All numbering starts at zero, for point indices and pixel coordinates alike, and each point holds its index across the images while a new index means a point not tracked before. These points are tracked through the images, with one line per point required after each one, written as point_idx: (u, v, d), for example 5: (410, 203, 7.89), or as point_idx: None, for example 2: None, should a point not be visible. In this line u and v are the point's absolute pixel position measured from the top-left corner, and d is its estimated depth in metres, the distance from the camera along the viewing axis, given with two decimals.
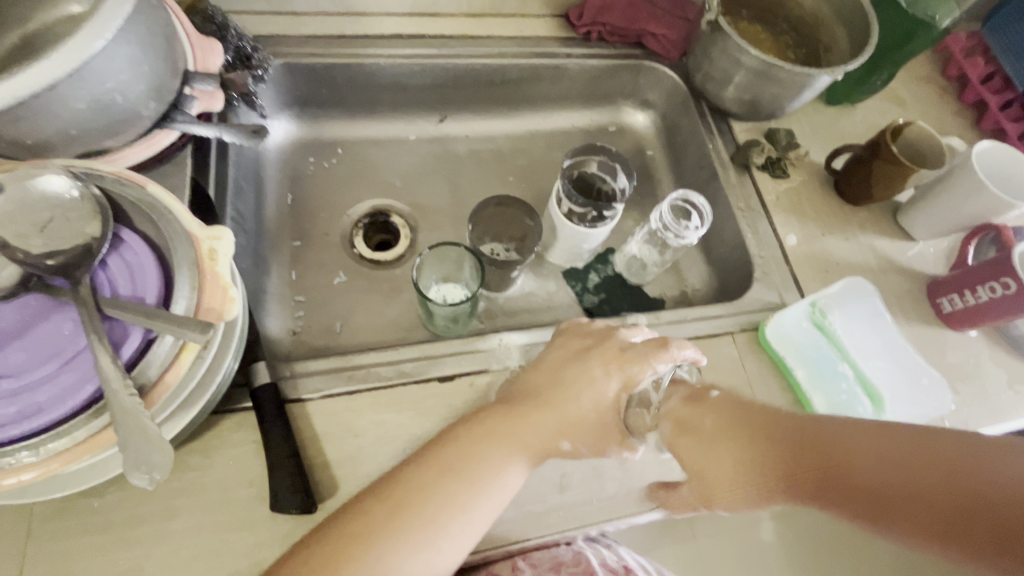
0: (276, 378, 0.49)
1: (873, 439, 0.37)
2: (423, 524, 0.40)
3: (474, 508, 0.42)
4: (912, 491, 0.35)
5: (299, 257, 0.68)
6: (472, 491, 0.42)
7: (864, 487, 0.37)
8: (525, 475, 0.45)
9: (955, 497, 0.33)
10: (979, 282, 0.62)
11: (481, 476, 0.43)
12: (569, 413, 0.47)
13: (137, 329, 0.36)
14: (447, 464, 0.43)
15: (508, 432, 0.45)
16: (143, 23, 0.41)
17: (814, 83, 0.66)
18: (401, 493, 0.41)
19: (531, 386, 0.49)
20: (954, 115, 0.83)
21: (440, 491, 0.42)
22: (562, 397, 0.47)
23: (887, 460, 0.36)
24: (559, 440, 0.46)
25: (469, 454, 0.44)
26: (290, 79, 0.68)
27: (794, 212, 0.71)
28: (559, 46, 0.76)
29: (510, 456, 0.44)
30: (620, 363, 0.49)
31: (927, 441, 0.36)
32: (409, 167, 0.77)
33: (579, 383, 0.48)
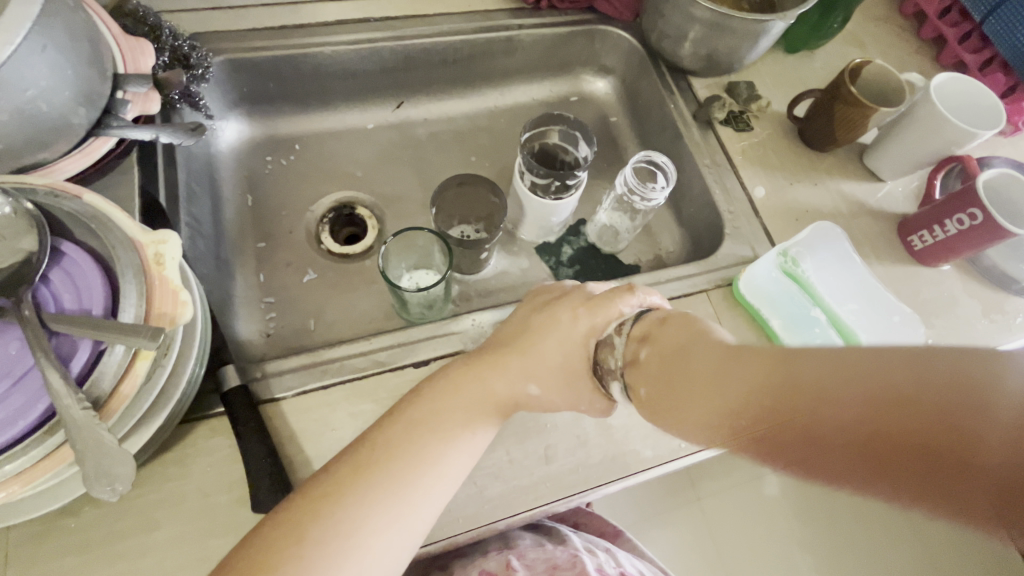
0: (247, 380, 0.48)
1: (837, 371, 0.25)
2: (391, 479, 0.40)
3: (440, 457, 0.42)
4: (876, 433, 0.22)
5: (265, 258, 0.67)
6: (439, 440, 0.43)
7: (792, 426, 0.26)
8: (493, 425, 0.45)
9: (957, 449, 0.20)
10: (948, 215, 0.61)
11: (443, 429, 0.43)
12: (536, 357, 0.47)
13: (86, 342, 0.35)
14: (409, 421, 0.43)
15: (474, 378, 0.46)
16: (59, 27, 0.40)
17: (769, 30, 0.65)
18: (367, 457, 0.41)
19: (498, 345, 0.49)
20: (914, 52, 0.82)
21: (409, 446, 0.42)
22: (530, 341, 0.47)
23: (822, 400, 0.24)
24: (525, 382, 0.46)
25: (434, 407, 0.44)
26: (234, 75, 0.66)
27: (760, 163, 0.70)
28: (510, 17, 0.74)
29: (474, 404, 0.45)
30: (585, 310, 0.47)
31: (859, 373, 0.24)
32: (371, 157, 0.75)
33: (546, 328, 0.48)
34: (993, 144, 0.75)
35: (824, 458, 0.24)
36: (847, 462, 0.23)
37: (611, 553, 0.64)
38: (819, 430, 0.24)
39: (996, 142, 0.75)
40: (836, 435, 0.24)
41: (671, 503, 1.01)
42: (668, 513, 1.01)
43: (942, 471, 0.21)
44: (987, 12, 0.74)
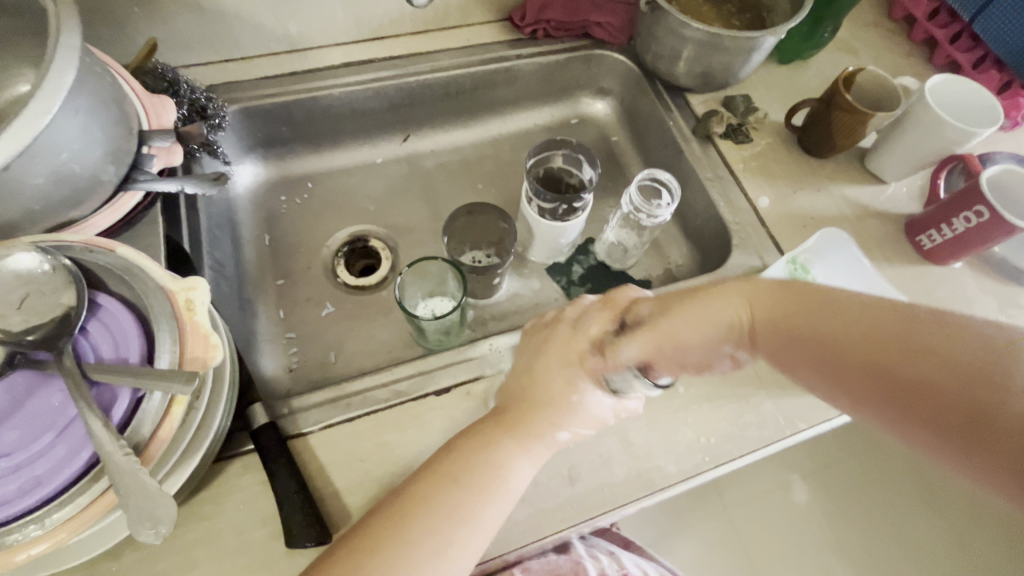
0: (275, 417, 0.49)
1: (897, 318, 0.31)
2: (428, 535, 0.41)
3: (480, 513, 0.43)
4: (948, 388, 0.28)
5: (284, 294, 0.69)
6: (475, 495, 0.43)
7: (849, 359, 0.31)
8: (529, 472, 0.46)
9: (984, 405, 0.27)
10: (955, 214, 0.62)
11: (480, 480, 0.44)
12: (555, 406, 0.48)
13: (124, 389, 0.37)
14: (443, 476, 0.43)
15: (503, 434, 0.46)
16: (89, 92, 0.42)
17: (760, 46, 0.67)
18: (405, 511, 0.41)
19: (516, 391, 0.50)
20: (907, 55, 0.84)
21: (447, 501, 0.42)
22: (542, 392, 0.48)
23: (846, 326, 0.32)
24: (551, 430, 0.47)
25: (468, 463, 0.44)
26: (248, 122, 0.69)
27: (762, 173, 0.71)
28: (508, 49, 0.76)
29: (508, 458, 0.45)
30: (576, 336, 0.49)
31: (931, 325, 0.30)
32: (381, 190, 0.78)
33: (551, 375, 0.49)
34: (994, 140, 0.76)
35: (829, 362, 0.32)
36: (876, 400, 0.30)
37: (614, 555, 0.65)
38: (900, 374, 0.29)
39: (997, 137, 0.76)
40: (886, 373, 0.30)
41: (698, 516, 1.00)
42: (693, 522, 1.00)
43: (992, 433, 0.26)
44: (976, 12, 0.76)
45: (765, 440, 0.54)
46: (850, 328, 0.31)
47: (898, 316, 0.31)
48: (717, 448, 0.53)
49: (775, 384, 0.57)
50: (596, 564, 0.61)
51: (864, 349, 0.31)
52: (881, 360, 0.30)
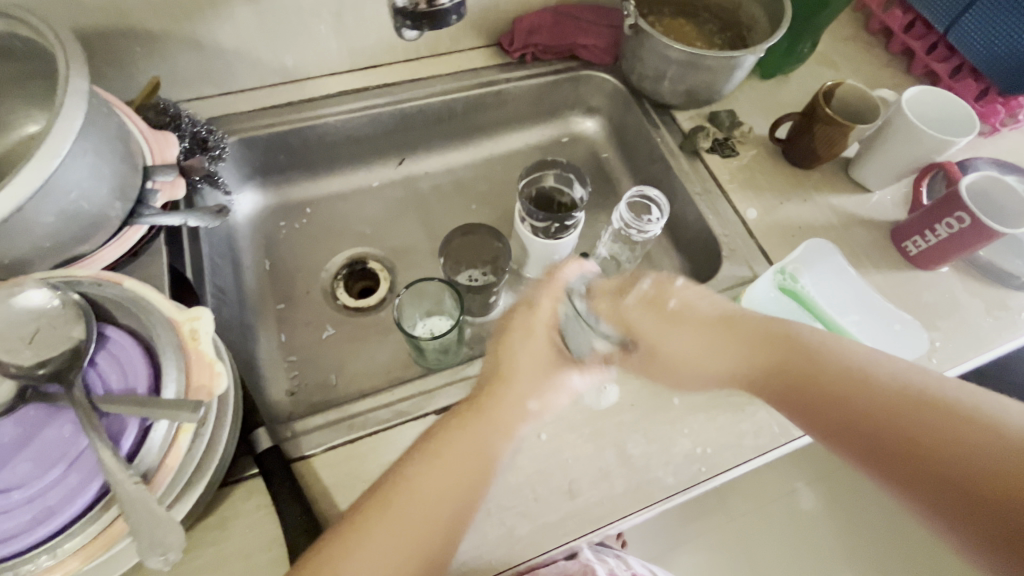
0: (278, 441, 0.51)
1: (902, 400, 0.43)
2: (412, 517, 0.42)
3: (459, 489, 0.44)
4: (921, 451, 0.42)
5: (285, 319, 0.71)
6: (452, 472, 0.44)
7: (858, 423, 0.44)
8: (505, 442, 0.47)
9: (948, 467, 0.41)
10: (937, 221, 0.64)
11: (458, 459, 0.45)
12: (524, 379, 0.49)
13: (132, 419, 0.38)
14: (421, 457, 0.45)
15: (475, 410, 0.47)
16: (97, 133, 0.44)
17: (741, 63, 0.69)
18: (389, 495, 0.43)
19: (489, 373, 0.51)
20: (886, 66, 0.87)
21: (428, 482, 0.44)
22: (511, 366, 0.50)
23: (863, 400, 0.44)
24: (524, 402, 0.49)
25: (443, 441, 0.46)
26: (247, 152, 0.71)
27: (749, 186, 0.73)
28: (497, 73, 0.79)
29: (481, 433, 0.46)
30: (531, 311, 0.52)
31: (927, 403, 0.43)
32: (379, 214, 0.80)
33: (518, 348, 0.50)
34: (974, 146, 0.78)
35: (836, 422, 0.45)
36: (871, 457, 0.44)
37: (622, 557, 0.68)
38: (888, 439, 0.43)
39: (977, 143, 0.78)
40: (879, 433, 0.43)
41: (705, 526, 1.01)
42: (702, 530, 1.00)
43: (952, 488, 0.40)
44: (949, 23, 0.78)
45: (761, 448, 0.55)
46: (869, 403, 0.44)
47: (900, 395, 0.44)
48: (714, 457, 0.54)
49: None
50: (603, 565, 0.64)
51: (867, 415, 0.44)
52: (875, 428, 0.44)
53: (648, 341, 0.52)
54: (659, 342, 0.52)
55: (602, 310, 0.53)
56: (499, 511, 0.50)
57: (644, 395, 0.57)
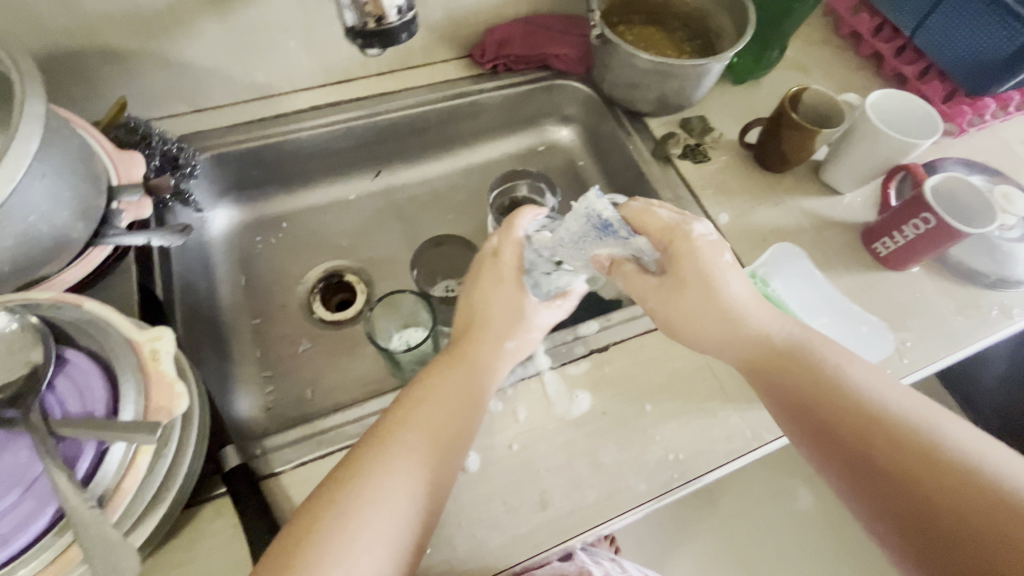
0: (247, 458, 0.50)
1: (898, 428, 0.43)
2: (403, 451, 0.45)
3: (444, 421, 0.48)
4: (906, 481, 0.41)
5: (261, 334, 0.70)
6: (438, 406, 0.48)
7: (849, 440, 0.44)
8: (487, 377, 0.51)
9: (932, 504, 0.40)
10: (904, 222, 0.65)
11: (441, 394, 0.49)
12: (497, 323, 0.54)
13: (89, 443, 0.37)
14: (409, 396, 0.49)
15: (454, 354, 0.52)
16: (55, 153, 0.44)
17: (709, 71, 0.70)
18: (384, 433, 0.46)
19: (465, 328, 0.55)
20: (856, 70, 0.88)
21: (418, 416, 0.47)
22: (485, 315, 0.54)
23: (858, 419, 0.44)
24: (501, 343, 0.53)
25: (428, 381, 0.50)
26: (221, 168, 0.71)
27: (721, 191, 0.73)
28: (471, 84, 0.79)
29: (460, 370, 0.51)
30: (497, 261, 0.56)
31: (921, 437, 0.42)
32: (355, 226, 0.80)
33: (487, 298, 0.55)
34: (942, 147, 0.79)
35: (826, 435, 0.45)
36: (855, 476, 0.43)
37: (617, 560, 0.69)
38: (877, 463, 0.42)
39: (945, 143, 0.79)
40: (869, 455, 0.43)
41: (695, 530, 1.00)
42: (691, 535, 1.00)
43: (929, 524, 0.40)
44: (916, 27, 0.80)
45: (734, 453, 0.55)
46: (864, 424, 0.44)
47: (896, 425, 0.43)
48: (686, 463, 0.54)
49: (741, 398, 0.58)
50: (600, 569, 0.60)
51: (860, 435, 0.43)
52: (866, 449, 0.43)
53: (683, 275, 0.50)
54: (692, 279, 0.49)
55: (645, 232, 0.51)
56: (470, 524, 0.50)
57: (616, 403, 0.57)
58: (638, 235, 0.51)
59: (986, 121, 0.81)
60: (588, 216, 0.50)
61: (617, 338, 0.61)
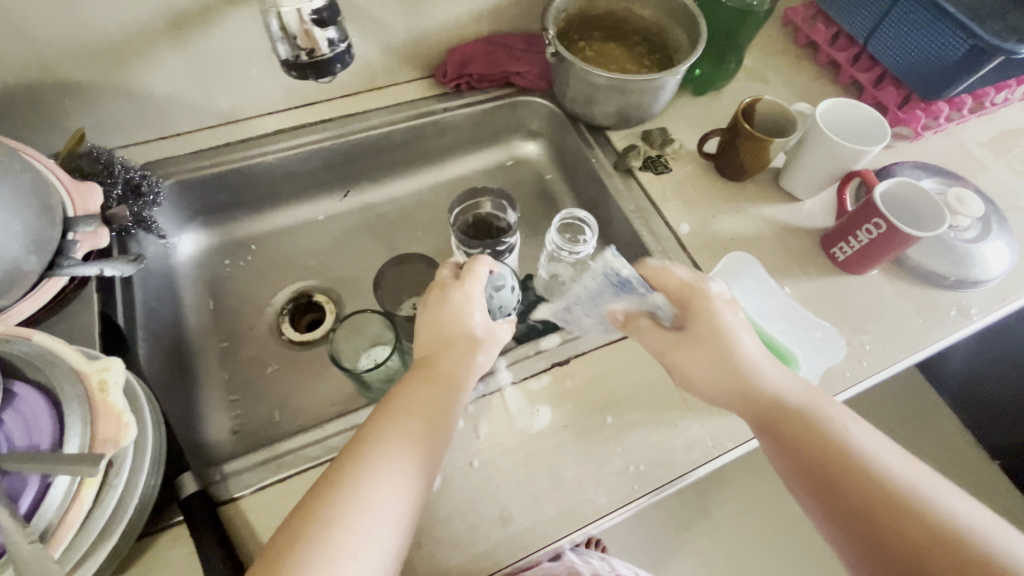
0: (207, 484, 0.51)
1: (906, 499, 0.40)
2: (394, 454, 0.45)
3: (428, 428, 0.48)
4: (912, 560, 0.38)
5: (229, 358, 0.71)
6: (421, 417, 0.49)
7: (853, 501, 0.41)
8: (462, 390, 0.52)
9: None
10: (858, 227, 0.66)
11: (421, 404, 0.49)
12: (470, 339, 0.54)
13: (33, 476, 0.38)
14: (393, 404, 0.49)
15: (431, 368, 0.52)
16: (6, 190, 0.46)
17: (663, 85, 0.71)
18: (374, 434, 0.46)
19: (434, 343, 0.54)
20: (815, 78, 0.90)
21: (403, 424, 0.47)
22: (458, 332, 0.54)
23: (864, 479, 0.42)
24: (476, 358, 0.54)
25: (409, 392, 0.50)
26: (186, 194, 0.72)
27: (682, 201, 0.75)
28: (435, 103, 0.81)
29: (438, 386, 0.51)
30: (465, 288, 0.56)
31: (931, 514, 0.39)
32: (324, 246, 0.81)
33: (457, 318, 0.55)
34: (898, 151, 0.81)
35: (829, 491, 0.42)
36: (857, 542, 0.40)
37: (607, 559, 0.69)
38: (882, 534, 0.39)
39: (901, 148, 0.81)
40: (873, 521, 0.40)
41: None
42: None
43: None
44: (868, 35, 0.82)
45: (696, 461, 0.56)
46: (871, 486, 0.41)
47: (906, 495, 0.41)
48: (648, 474, 0.54)
49: (702, 407, 0.58)
50: (588, 568, 0.64)
51: (865, 498, 0.41)
52: (871, 514, 0.40)
53: (698, 329, 0.51)
54: (708, 335, 0.51)
55: (661, 282, 0.55)
56: (431, 542, 0.50)
57: (577, 415, 0.57)
58: (654, 291, 0.56)
59: (942, 124, 0.82)
60: (606, 272, 0.58)
61: (578, 350, 0.61)
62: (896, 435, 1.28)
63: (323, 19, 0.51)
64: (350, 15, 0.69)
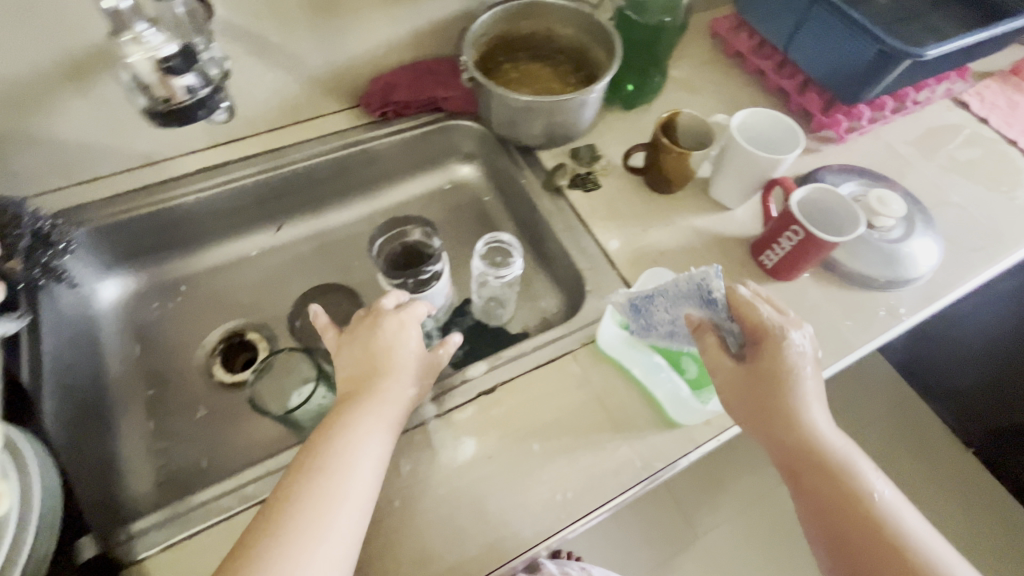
0: (111, 546, 0.49)
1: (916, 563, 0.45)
2: (316, 499, 0.44)
3: (354, 467, 0.47)
4: None
5: (155, 405, 0.68)
6: (350, 455, 0.47)
7: (869, 557, 0.45)
8: (390, 430, 0.51)
9: None
10: (779, 235, 0.66)
11: (346, 441, 0.48)
12: (400, 370, 0.53)
13: None
14: (320, 444, 0.48)
15: (360, 402, 0.51)
16: None
17: (583, 104, 0.72)
18: (298, 477, 0.46)
19: (361, 375, 0.53)
20: (744, 86, 0.91)
21: (331, 465, 0.46)
22: (386, 364, 0.54)
23: (882, 540, 0.46)
24: (406, 388, 0.53)
25: (336, 428, 0.49)
26: (107, 239, 0.71)
27: (612, 217, 0.74)
28: (364, 132, 0.80)
29: (366, 423, 0.50)
30: (388, 320, 0.56)
31: None
32: (257, 283, 0.79)
33: (383, 349, 0.54)
34: (823, 155, 0.82)
35: (848, 544, 0.46)
36: None
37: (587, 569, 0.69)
38: None
39: (826, 152, 0.82)
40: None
41: None
42: None
43: None
44: (786, 43, 0.83)
45: (624, 485, 0.54)
46: (886, 547, 0.45)
47: (915, 559, 0.45)
48: (575, 502, 0.53)
49: (631, 427, 0.58)
50: None
51: (879, 558, 0.45)
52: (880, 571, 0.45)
53: (766, 372, 0.51)
54: (777, 379, 0.50)
55: (746, 316, 0.52)
56: None
57: (502, 445, 0.56)
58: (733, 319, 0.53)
59: (865, 126, 0.84)
60: (699, 286, 0.52)
61: (504, 376, 0.60)
62: (872, 429, 1.28)
63: (176, 67, 0.48)
64: (262, 51, 0.68)
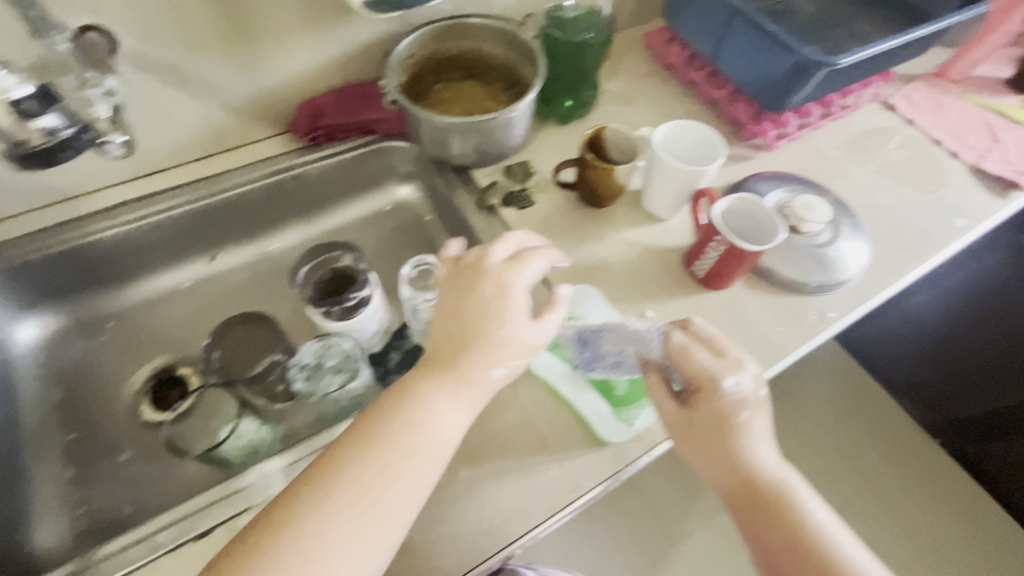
0: None
1: None
2: (367, 478, 0.43)
3: (413, 452, 0.45)
4: None
5: (76, 450, 0.66)
6: (408, 437, 0.45)
7: None
8: (462, 407, 0.48)
9: None
10: (705, 245, 0.67)
11: (409, 419, 0.46)
12: (490, 346, 0.49)
13: None
14: (381, 416, 0.46)
15: (434, 371, 0.49)
16: None
17: (510, 121, 0.72)
18: (354, 450, 0.44)
19: (448, 336, 0.50)
20: (678, 96, 0.92)
21: (394, 443, 0.45)
22: (476, 332, 0.49)
23: None
24: (492, 368, 0.49)
25: (405, 400, 0.47)
26: (24, 279, 0.68)
27: (545, 232, 0.74)
28: (293, 158, 0.79)
29: (437, 397, 0.47)
30: (487, 282, 0.51)
31: None
32: (189, 315, 0.77)
33: (478, 315, 0.49)
34: (754, 162, 0.83)
35: None
36: None
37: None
38: None
39: (757, 159, 0.84)
40: None
41: None
42: None
43: None
44: (713, 55, 0.85)
45: (551, 509, 0.53)
46: None
47: None
48: (501, 529, 0.52)
49: (560, 448, 0.57)
50: None
51: None
52: None
53: (704, 416, 0.51)
54: (714, 422, 0.51)
55: (685, 362, 0.52)
56: None
57: None
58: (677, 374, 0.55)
59: (794, 133, 0.86)
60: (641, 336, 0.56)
61: None
62: (839, 427, 1.28)
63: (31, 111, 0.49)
64: (178, 82, 0.67)
